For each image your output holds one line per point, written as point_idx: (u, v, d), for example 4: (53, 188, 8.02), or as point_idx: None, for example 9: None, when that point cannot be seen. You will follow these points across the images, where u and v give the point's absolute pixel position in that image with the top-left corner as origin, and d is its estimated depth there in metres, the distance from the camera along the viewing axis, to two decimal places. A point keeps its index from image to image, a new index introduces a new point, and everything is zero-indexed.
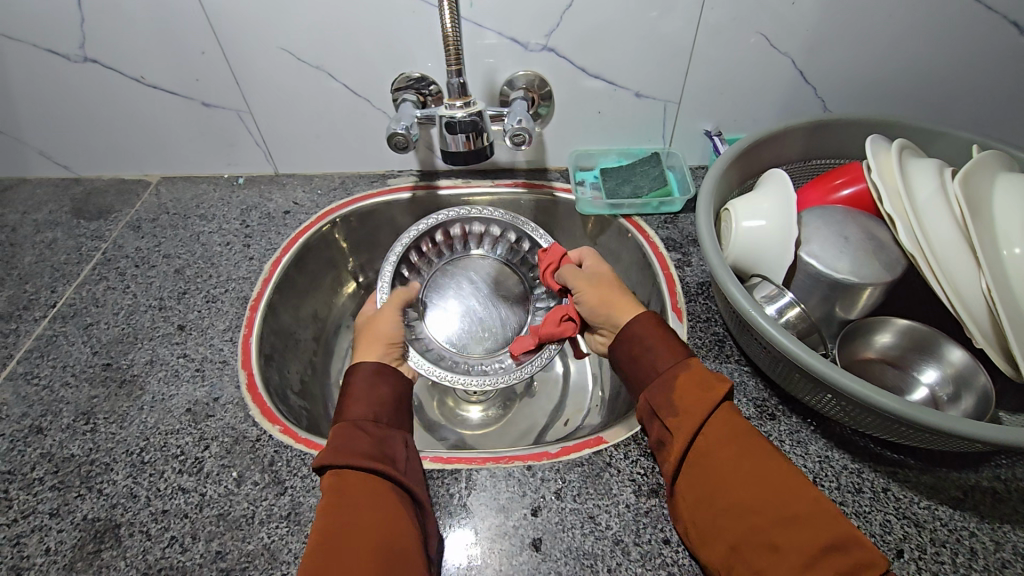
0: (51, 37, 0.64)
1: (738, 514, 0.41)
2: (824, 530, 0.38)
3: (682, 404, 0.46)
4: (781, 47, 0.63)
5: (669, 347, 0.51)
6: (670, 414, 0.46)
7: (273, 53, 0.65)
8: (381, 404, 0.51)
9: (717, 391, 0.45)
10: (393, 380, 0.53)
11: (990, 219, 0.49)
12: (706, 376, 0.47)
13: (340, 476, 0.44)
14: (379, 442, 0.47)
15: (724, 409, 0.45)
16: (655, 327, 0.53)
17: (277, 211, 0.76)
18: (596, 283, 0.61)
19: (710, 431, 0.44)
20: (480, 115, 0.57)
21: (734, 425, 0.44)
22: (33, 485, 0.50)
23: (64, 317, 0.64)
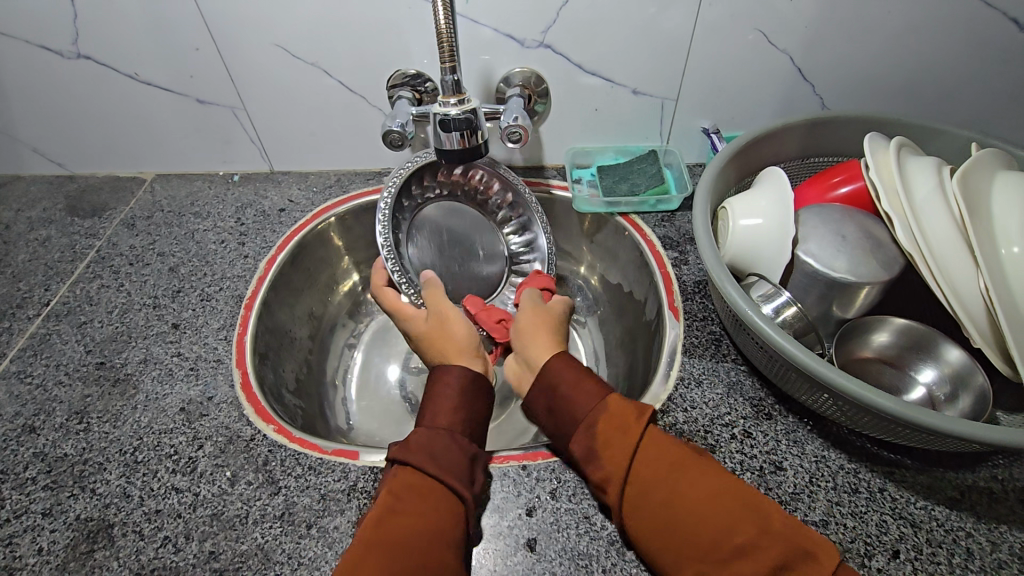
0: (44, 33, 0.64)
1: (686, 554, 0.39)
2: (771, 552, 0.37)
3: (605, 452, 0.45)
4: (779, 44, 0.62)
5: (586, 393, 0.49)
6: (597, 463, 0.45)
7: (268, 49, 0.64)
8: (470, 420, 0.50)
9: (637, 431, 0.44)
10: (484, 400, 0.52)
11: (988, 218, 0.48)
12: (626, 414, 0.46)
13: (411, 476, 0.43)
14: (462, 455, 0.46)
15: (649, 445, 0.44)
16: (574, 372, 0.51)
17: (273, 209, 0.75)
18: (535, 316, 0.62)
19: (640, 473, 0.43)
20: (475, 112, 0.56)
21: (663, 461, 0.43)
22: (25, 484, 0.50)
23: (57, 316, 0.64)
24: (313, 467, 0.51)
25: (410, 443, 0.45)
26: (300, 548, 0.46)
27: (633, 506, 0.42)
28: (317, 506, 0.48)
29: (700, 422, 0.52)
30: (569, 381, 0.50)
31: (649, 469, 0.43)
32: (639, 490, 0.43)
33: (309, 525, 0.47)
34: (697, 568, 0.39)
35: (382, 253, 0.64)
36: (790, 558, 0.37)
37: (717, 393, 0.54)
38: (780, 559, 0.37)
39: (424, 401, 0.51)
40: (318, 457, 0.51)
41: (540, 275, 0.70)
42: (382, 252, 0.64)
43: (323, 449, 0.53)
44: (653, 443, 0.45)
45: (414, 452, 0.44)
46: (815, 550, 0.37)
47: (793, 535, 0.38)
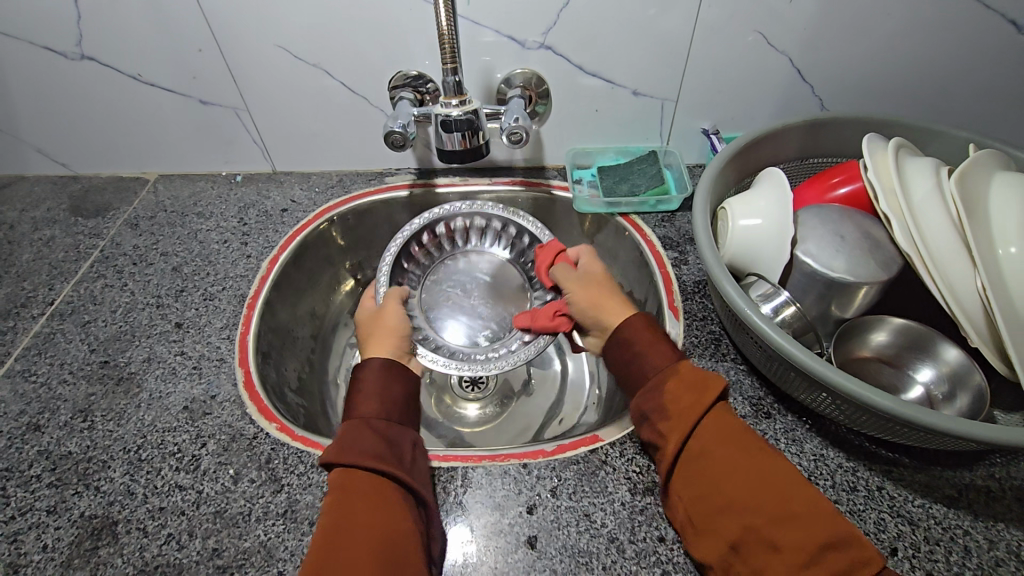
0: (49, 35, 0.64)
1: (735, 512, 0.40)
2: (822, 526, 0.38)
3: (673, 408, 0.46)
4: (778, 45, 0.63)
5: (659, 352, 0.50)
6: (662, 419, 0.46)
7: (271, 50, 0.65)
8: (390, 403, 0.50)
9: (711, 391, 0.45)
10: (402, 379, 0.52)
11: (985, 219, 0.49)
12: (703, 378, 0.47)
13: (342, 476, 0.43)
14: (385, 442, 0.46)
15: (717, 409, 0.45)
16: (648, 330, 0.52)
17: (275, 209, 0.76)
18: (591, 280, 0.61)
19: (702, 432, 0.44)
20: (476, 113, 0.57)
21: (728, 424, 0.44)
22: (30, 482, 0.51)
23: (62, 315, 0.64)
24: (315, 465, 0.51)
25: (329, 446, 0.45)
26: (303, 545, 0.46)
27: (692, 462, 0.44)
28: (319, 504, 0.49)
29: None
30: (645, 342, 0.52)
31: (717, 429, 0.44)
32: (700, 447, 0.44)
33: (312, 522, 0.47)
34: (743, 527, 0.40)
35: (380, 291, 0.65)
36: (837, 536, 0.37)
37: None
38: (826, 536, 0.37)
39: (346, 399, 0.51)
40: (320, 455, 0.52)
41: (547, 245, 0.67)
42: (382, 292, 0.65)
43: (325, 448, 0.53)
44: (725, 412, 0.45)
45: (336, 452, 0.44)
46: (861, 539, 0.38)
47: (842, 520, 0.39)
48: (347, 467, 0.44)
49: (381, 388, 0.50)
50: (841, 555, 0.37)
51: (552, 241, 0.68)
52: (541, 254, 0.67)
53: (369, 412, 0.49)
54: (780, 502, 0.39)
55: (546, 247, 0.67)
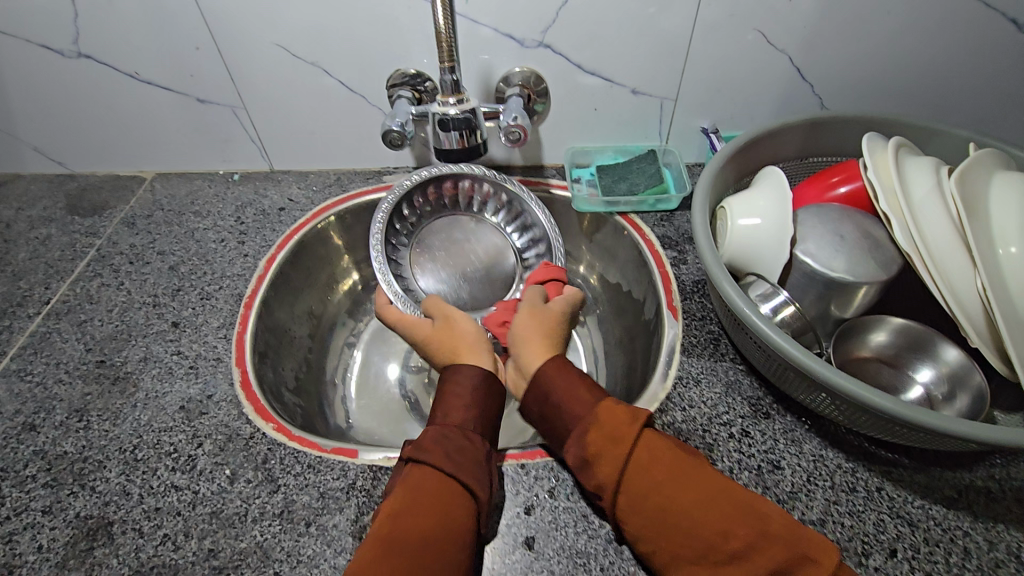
0: (44, 33, 0.64)
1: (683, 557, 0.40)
2: (766, 556, 0.37)
3: (599, 459, 0.44)
4: (778, 44, 0.62)
5: (578, 403, 0.48)
6: (591, 471, 0.45)
7: (268, 49, 0.64)
8: (483, 420, 0.49)
9: (626, 438, 0.44)
10: (497, 399, 0.52)
11: (986, 218, 0.49)
12: (616, 420, 0.45)
13: (425, 475, 0.43)
14: (477, 456, 0.46)
15: (642, 447, 0.44)
16: (565, 380, 0.50)
17: (272, 208, 0.75)
18: (530, 317, 0.59)
19: (634, 477, 0.43)
20: (474, 112, 0.57)
21: (657, 464, 0.43)
22: (25, 482, 0.50)
23: (58, 314, 0.64)
24: (312, 466, 0.51)
25: (421, 442, 0.45)
26: (299, 546, 0.46)
27: (629, 510, 0.42)
28: (316, 504, 0.48)
29: (698, 421, 0.52)
30: (562, 388, 0.50)
31: (647, 470, 0.43)
32: (632, 494, 0.42)
33: (308, 522, 0.47)
34: (692, 573, 0.39)
35: (376, 271, 0.64)
36: (785, 561, 0.37)
37: (715, 392, 0.54)
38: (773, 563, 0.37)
39: (438, 402, 0.50)
40: (317, 455, 0.52)
41: (549, 265, 0.67)
42: (377, 269, 0.64)
43: (322, 448, 0.53)
44: (648, 449, 0.44)
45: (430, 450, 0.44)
46: (810, 553, 0.37)
47: (787, 540, 0.38)
48: (433, 468, 0.43)
49: (476, 400, 0.50)
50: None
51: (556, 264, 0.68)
52: (537, 271, 0.67)
53: (463, 421, 0.48)
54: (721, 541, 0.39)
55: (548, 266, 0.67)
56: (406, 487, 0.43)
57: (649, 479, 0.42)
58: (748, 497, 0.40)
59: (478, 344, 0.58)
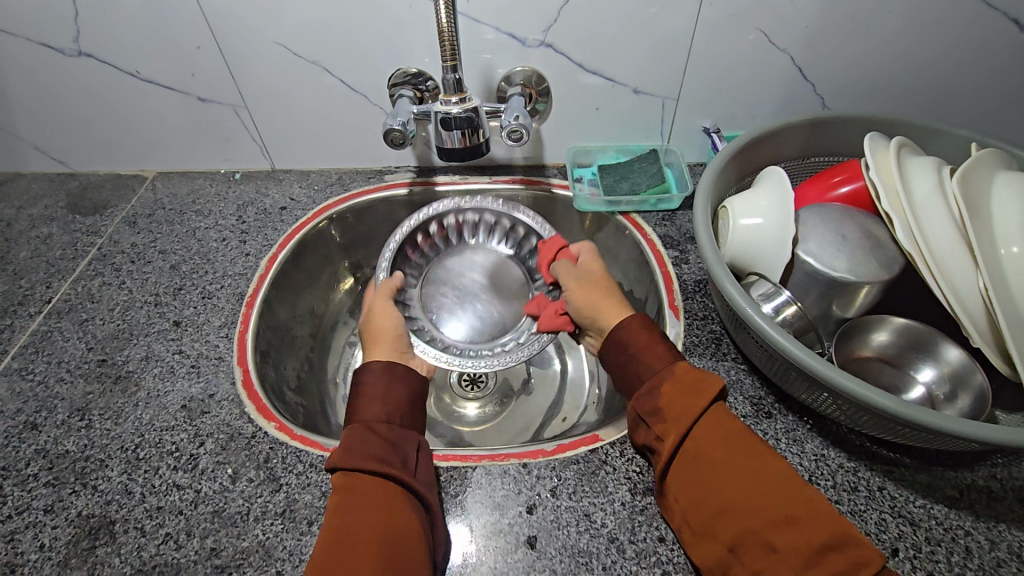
0: (46, 31, 0.64)
1: (733, 514, 0.40)
2: (820, 529, 0.37)
3: (671, 409, 0.46)
4: (779, 44, 0.62)
5: (655, 354, 0.50)
6: (660, 420, 0.46)
7: (269, 47, 0.64)
8: (393, 405, 0.50)
9: (709, 392, 0.45)
10: (407, 379, 0.52)
11: (988, 218, 0.49)
12: (694, 379, 0.47)
13: (351, 480, 0.43)
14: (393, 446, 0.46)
15: (717, 408, 0.45)
16: (641, 330, 0.52)
17: (274, 207, 0.75)
18: (584, 282, 0.61)
19: (701, 433, 0.44)
20: (476, 111, 0.57)
21: (726, 425, 0.44)
22: (27, 481, 0.50)
23: (59, 313, 0.64)
24: (314, 465, 0.51)
25: (334, 449, 0.44)
26: (301, 546, 0.46)
27: (687, 463, 0.43)
28: (318, 503, 0.48)
29: None
30: (641, 344, 0.51)
31: (719, 427, 0.44)
32: (696, 446, 0.43)
33: (310, 522, 0.47)
34: (741, 530, 0.39)
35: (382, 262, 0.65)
36: (837, 536, 0.37)
37: None
38: (824, 535, 0.37)
39: (350, 402, 0.50)
40: (319, 454, 0.52)
41: (548, 241, 0.68)
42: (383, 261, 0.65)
43: (325, 446, 0.52)
44: (718, 415, 0.45)
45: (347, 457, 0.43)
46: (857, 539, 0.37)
47: (836, 521, 0.38)
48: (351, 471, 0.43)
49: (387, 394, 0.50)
50: (842, 556, 0.36)
51: (554, 238, 0.68)
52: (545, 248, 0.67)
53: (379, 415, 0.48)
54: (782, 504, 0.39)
55: (547, 242, 0.68)
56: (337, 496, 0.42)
57: (719, 438, 0.43)
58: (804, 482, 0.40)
59: (393, 339, 0.58)
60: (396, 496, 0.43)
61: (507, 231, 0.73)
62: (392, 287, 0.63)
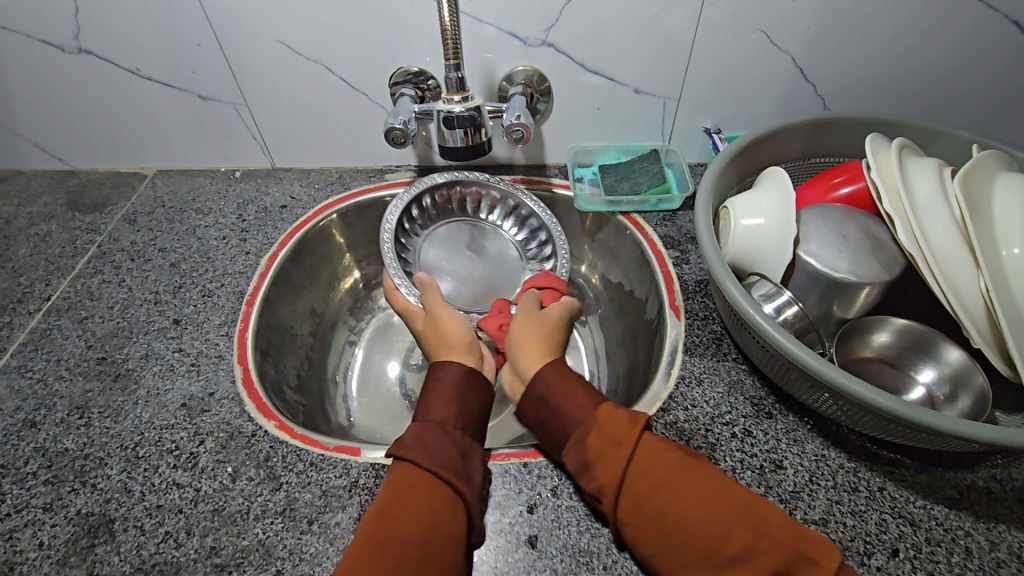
0: (46, 28, 0.64)
1: (687, 564, 0.39)
2: (769, 560, 0.37)
3: (600, 466, 0.44)
4: (781, 44, 0.62)
5: (575, 402, 0.48)
6: (592, 478, 0.44)
7: (270, 45, 0.64)
8: (466, 412, 0.49)
9: (629, 442, 0.44)
10: (482, 392, 0.52)
11: (989, 219, 0.49)
12: (616, 423, 0.45)
13: (409, 472, 0.43)
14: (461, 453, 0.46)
15: (642, 450, 0.44)
16: (564, 378, 0.50)
17: (274, 205, 0.75)
18: (530, 321, 0.60)
19: (633, 482, 0.42)
20: (479, 110, 0.57)
21: (656, 468, 0.43)
22: (26, 479, 0.50)
23: (59, 311, 0.64)
24: (315, 463, 0.51)
25: (404, 442, 0.45)
26: (301, 544, 0.46)
27: (630, 517, 0.42)
28: (318, 502, 0.48)
29: (701, 421, 0.52)
30: (563, 390, 0.49)
31: (652, 470, 0.43)
32: (632, 497, 0.42)
33: (311, 520, 0.47)
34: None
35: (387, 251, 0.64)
36: (788, 563, 0.37)
37: (718, 391, 0.54)
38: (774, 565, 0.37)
39: (422, 396, 0.50)
40: (320, 453, 0.51)
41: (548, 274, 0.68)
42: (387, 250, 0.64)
43: (324, 445, 0.53)
44: (648, 454, 0.43)
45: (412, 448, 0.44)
46: (813, 555, 0.37)
47: (783, 543, 0.38)
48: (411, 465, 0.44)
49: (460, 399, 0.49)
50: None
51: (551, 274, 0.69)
52: (536, 278, 0.68)
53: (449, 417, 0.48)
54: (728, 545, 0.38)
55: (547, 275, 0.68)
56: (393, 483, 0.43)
57: (655, 478, 0.42)
58: (745, 506, 0.40)
59: (466, 347, 0.58)
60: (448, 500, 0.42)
61: (516, 215, 0.75)
62: (436, 291, 0.62)
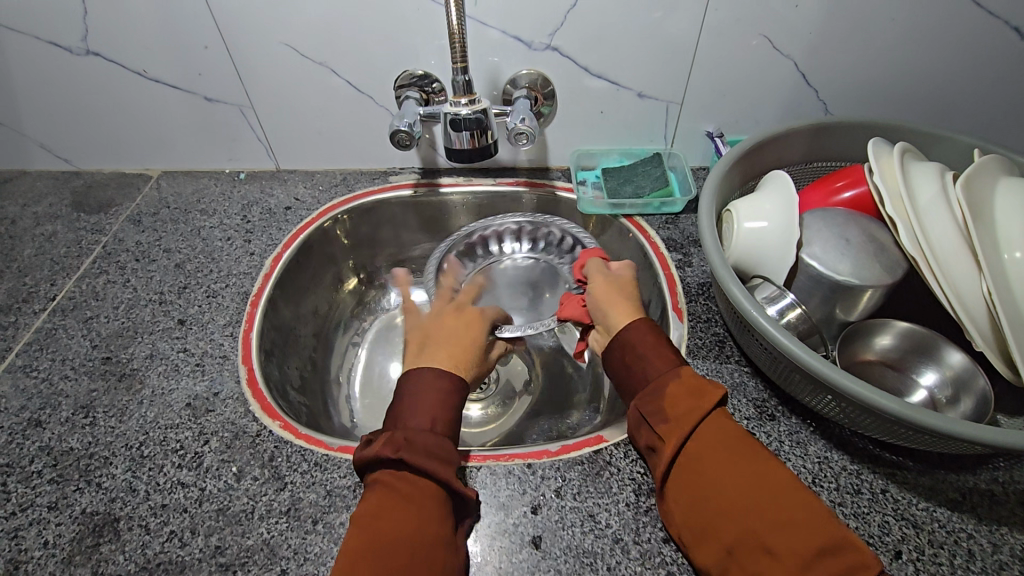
0: (55, 30, 0.64)
1: (729, 522, 0.40)
2: (815, 536, 0.37)
3: (674, 411, 0.45)
4: (784, 49, 0.63)
5: (662, 357, 0.49)
6: (661, 422, 0.46)
7: (277, 49, 0.65)
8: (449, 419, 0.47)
9: (711, 398, 0.45)
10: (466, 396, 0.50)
11: (990, 222, 0.49)
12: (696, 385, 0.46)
13: (392, 479, 0.43)
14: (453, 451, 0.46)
15: (718, 415, 0.45)
16: (653, 338, 0.51)
17: (279, 207, 0.75)
18: (610, 282, 0.59)
19: (702, 436, 0.44)
20: (485, 112, 0.57)
21: (725, 432, 0.44)
22: (31, 478, 0.50)
23: (63, 311, 0.64)
24: (319, 464, 0.51)
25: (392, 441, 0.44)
26: (306, 544, 0.46)
27: (687, 469, 0.43)
28: (323, 502, 0.48)
29: None
30: (654, 345, 0.50)
31: (720, 434, 0.44)
32: (693, 449, 0.44)
33: (315, 521, 0.47)
34: (742, 531, 0.39)
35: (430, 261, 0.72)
36: (832, 543, 0.37)
37: None
38: (824, 543, 0.37)
39: (409, 396, 0.47)
40: (324, 453, 0.52)
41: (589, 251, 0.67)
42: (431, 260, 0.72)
43: (329, 445, 0.53)
44: (719, 420, 0.45)
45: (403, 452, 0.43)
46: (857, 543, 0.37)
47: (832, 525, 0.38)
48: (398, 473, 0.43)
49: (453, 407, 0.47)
50: (839, 562, 0.36)
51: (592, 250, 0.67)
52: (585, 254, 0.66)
53: (433, 422, 0.46)
54: (781, 509, 0.39)
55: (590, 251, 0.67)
56: (375, 493, 0.42)
57: (721, 441, 0.43)
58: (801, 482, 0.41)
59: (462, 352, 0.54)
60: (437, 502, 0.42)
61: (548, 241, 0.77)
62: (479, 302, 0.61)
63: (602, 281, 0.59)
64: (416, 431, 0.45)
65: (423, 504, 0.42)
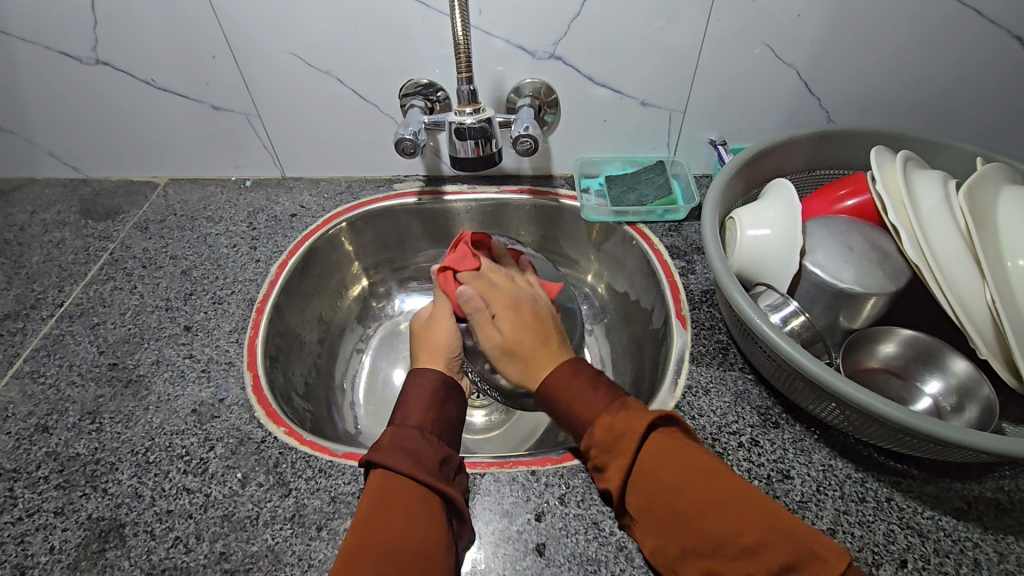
0: (65, 40, 0.65)
1: (691, 547, 0.40)
2: (774, 552, 0.37)
3: (607, 461, 0.45)
4: (786, 58, 0.63)
5: (586, 403, 0.49)
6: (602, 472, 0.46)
7: (284, 58, 0.65)
8: (438, 420, 0.50)
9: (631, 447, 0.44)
10: (455, 398, 0.53)
11: (993, 230, 0.49)
12: (622, 425, 0.45)
13: (381, 479, 0.44)
14: (436, 454, 0.47)
15: (653, 447, 0.44)
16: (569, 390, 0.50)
17: (284, 214, 0.76)
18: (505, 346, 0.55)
19: (644, 473, 0.43)
20: (490, 122, 0.58)
21: (666, 463, 0.43)
22: (38, 483, 0.51)
23: (71, 317, 0.65)
24: (323, 470, 0.51)
25: (380, 446, 0.46)
26: (311, 551, 0.46)
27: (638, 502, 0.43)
28: (327, 508, 0.48)
29: (707, 430, 0.52)
30: (571, 394, 0.50)
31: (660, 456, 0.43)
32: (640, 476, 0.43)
33: (320, 527, 0.47)
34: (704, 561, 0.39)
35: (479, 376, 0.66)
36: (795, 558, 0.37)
37: (725, 401, 0.55)
38: (784, 557, 0.37)
39: (398, 404, 0.51)
40: (328, 460, 0.52)
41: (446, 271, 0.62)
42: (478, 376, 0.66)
43: (333, 452, 0.53)
44: (659, 450, 0.44)
45: (380, 454, 0.45)
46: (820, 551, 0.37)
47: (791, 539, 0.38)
48: (387, 472, 0.44)
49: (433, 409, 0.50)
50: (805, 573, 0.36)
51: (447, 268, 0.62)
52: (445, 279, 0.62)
53: (421, 424, 0.49)
54: (735, 535, 0.39)
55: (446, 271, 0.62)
56: (365, 495, 0.44)
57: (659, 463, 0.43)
58: (755, 497, 0.41)
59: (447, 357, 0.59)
60: (427, 499, 0.43)
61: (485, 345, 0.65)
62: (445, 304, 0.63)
63: (498, 354, 0.56)
64: (403, 432, 0.47)
65: (416, 504, 0.42)
